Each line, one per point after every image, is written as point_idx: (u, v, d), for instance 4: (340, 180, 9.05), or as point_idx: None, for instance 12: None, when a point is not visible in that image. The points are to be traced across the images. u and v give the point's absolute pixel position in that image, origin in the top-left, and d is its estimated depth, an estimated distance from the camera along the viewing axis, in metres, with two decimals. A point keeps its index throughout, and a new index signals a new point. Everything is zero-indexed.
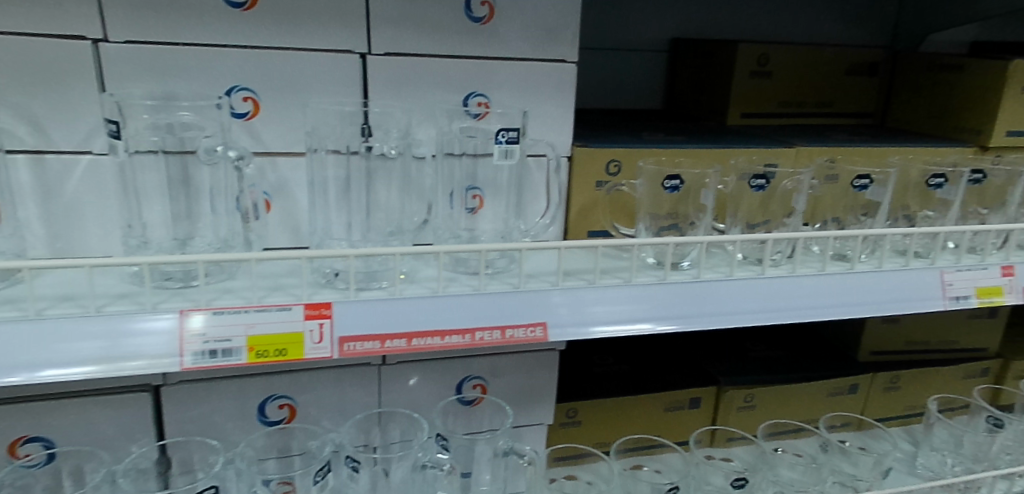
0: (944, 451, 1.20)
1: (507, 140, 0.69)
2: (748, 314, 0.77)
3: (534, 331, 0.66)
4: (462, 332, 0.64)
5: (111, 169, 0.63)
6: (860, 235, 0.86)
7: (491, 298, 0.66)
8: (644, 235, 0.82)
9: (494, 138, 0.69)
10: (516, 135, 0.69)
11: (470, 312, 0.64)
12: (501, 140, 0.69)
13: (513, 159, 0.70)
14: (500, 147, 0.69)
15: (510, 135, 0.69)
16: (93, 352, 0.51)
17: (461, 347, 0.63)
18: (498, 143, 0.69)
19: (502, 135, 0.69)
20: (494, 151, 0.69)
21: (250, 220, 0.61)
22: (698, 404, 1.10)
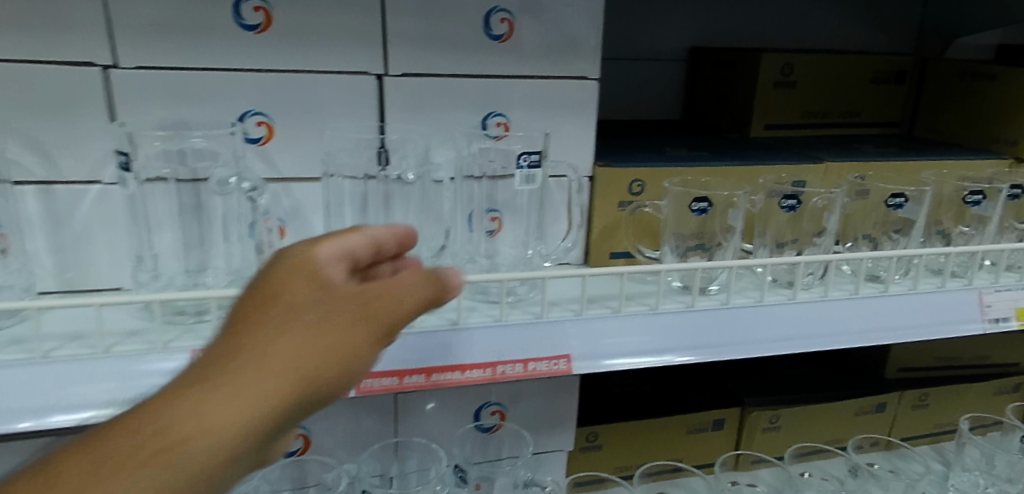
0: (977, 472, 1.17)
1: (529, 164, 0.68)
2: (779, 342, 0.74)
3: (557, 364, 0.65)
4: (483, 366, 0.63)
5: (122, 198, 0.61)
6: (896, 256, 0.82)
7: (512, 329, 0.64)
8: (670, 257, 0.79)
9: (515, 162, 0.68)
10: (538, 159, 0.68)
11: (490, 345, 0.63)
12: (523, 164, 0.68)
13: (535, 183, 0.69)
14: (523, 172, 0.68)
15: (532, 159, 0.68)
16: (100, 396, 0.49)
17: (483, 381, 0.63)
18: (520, 168, 0.68)
19: (524, 160, 0.68)
20: (516, 175, 0.68)
21: (265, 251, 0.58)
22: (723, 426, 1.07)
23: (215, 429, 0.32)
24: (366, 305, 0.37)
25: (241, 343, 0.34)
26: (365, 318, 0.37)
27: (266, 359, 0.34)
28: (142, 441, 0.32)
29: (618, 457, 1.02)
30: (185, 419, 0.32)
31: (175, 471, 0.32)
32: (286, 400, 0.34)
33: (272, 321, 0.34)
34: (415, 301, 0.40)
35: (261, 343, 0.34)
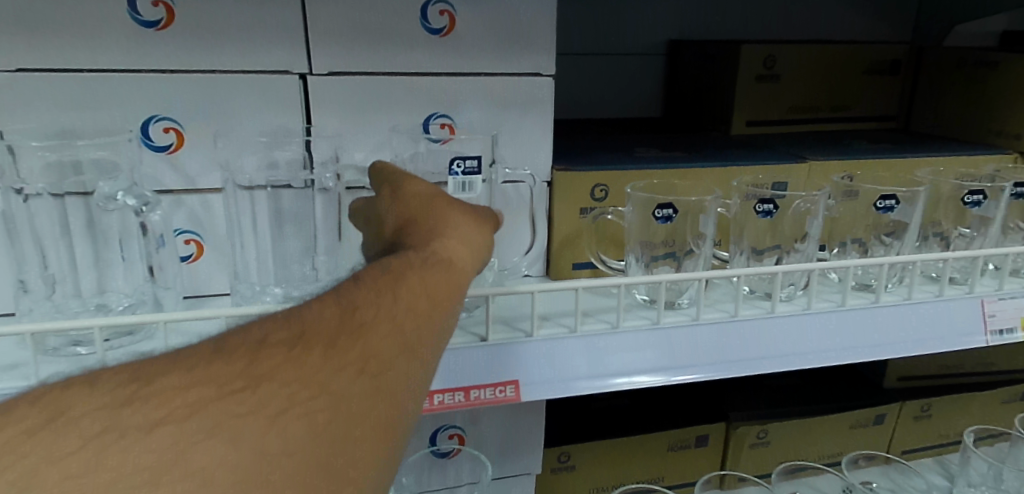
0: (983, 487, 1.07)
1: (465, 170, 0.61)
2: (751, 360, 0.68)
3: (503, 391, 0.60)
4: (420, 395, 0.59)
5: None
6: (886, 263, 0.75)
7: (453, 353, 0.60)
8: (635, 268, 0.73)
9: (448, 168, 0.60)
10: (474, 165, 0.61)
11: (428, 374, 0.59)
12: (457, 171, 0.61)
13: (471, 192, 0.62)
14: (458, 179, 0.61)
15: (469, 164, 0.61)
16: None
17: (419, 412, 0.59)
18: (455, 175, 0.61)
19: (459, 165, 0.61)
20: (449, 183, 0.61)
21: (159, 273, 0.54)
22: (706, 443, 1.00)
23: (456, 263, 0.47)
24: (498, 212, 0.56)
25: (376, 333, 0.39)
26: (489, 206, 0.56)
27: (463, 223, 0.51)
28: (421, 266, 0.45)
29: (595, 476, 0.96)
30: (416, 297, 0.42)
31: (437, 286, 0.44)
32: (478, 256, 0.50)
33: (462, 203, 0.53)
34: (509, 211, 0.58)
35: (464, 214, 0.52)
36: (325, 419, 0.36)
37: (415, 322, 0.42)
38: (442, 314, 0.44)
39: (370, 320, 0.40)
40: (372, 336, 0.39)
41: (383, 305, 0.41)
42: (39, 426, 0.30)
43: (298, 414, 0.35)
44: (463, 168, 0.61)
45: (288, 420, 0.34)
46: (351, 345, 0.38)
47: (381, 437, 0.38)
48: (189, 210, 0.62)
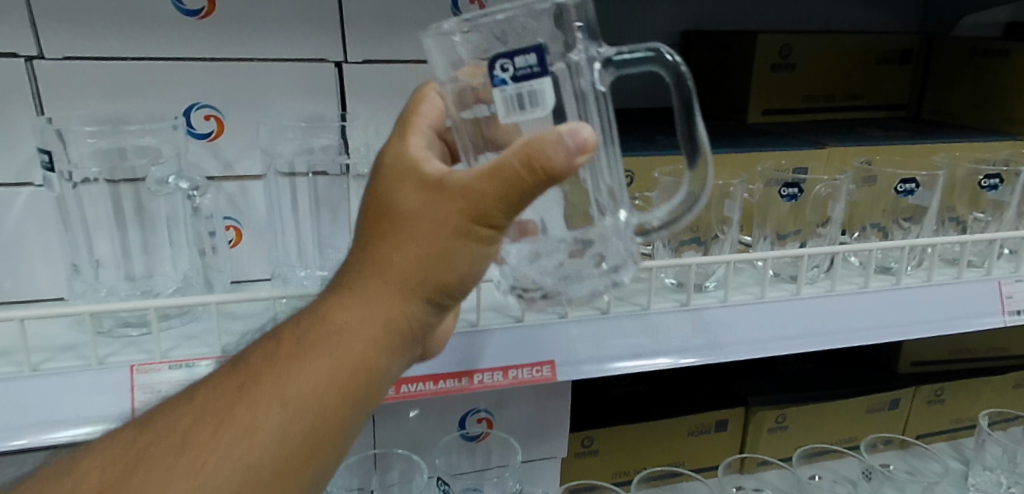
0: (999, 470, 1.08)
1: (518, 74, 0.39)
2: (778, 341, 0.69)
3: (540, 371, 0.62)
4: (459, 375, 0.61)
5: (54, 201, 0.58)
6: (907, 246, 0.76)
7: (491, 335, 0.62)
8: (662, 252, 0.74)
9: (491, 77, 0.40)
10: (529, 60, 0.39)
11: (469, 354, 0.61)
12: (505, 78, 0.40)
13: (536, 102, 0.40)
14: (510, 90, 0.40)
15: (519, 65, 0.39)
16: (22, 422, 0.44)
17: (457, 390, 0.61)
18: (502, 86, 0.40)
19: (504, 68, 0.39)
20: (498, 96, 0.41)
21: (209, 256, 0.56)
22: (726, 428, 1.02)
23: (353, 330, 0.42)
24: (475, 190, 0.40)
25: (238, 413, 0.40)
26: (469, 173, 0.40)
27: (408, 251, 0.41)
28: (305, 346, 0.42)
29: (617, 459, 0.97)
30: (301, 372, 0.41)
31: (314, 374, 0.41)
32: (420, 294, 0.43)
33: (411, 204, 0.42)
34: (499, 169, 0.38)
35: (400, 232, 0.41)
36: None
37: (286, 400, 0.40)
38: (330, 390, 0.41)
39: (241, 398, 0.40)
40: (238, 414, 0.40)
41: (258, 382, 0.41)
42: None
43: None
44: (513, 71, 0.39)
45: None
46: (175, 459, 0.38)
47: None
48: (228, 196, 0.63)
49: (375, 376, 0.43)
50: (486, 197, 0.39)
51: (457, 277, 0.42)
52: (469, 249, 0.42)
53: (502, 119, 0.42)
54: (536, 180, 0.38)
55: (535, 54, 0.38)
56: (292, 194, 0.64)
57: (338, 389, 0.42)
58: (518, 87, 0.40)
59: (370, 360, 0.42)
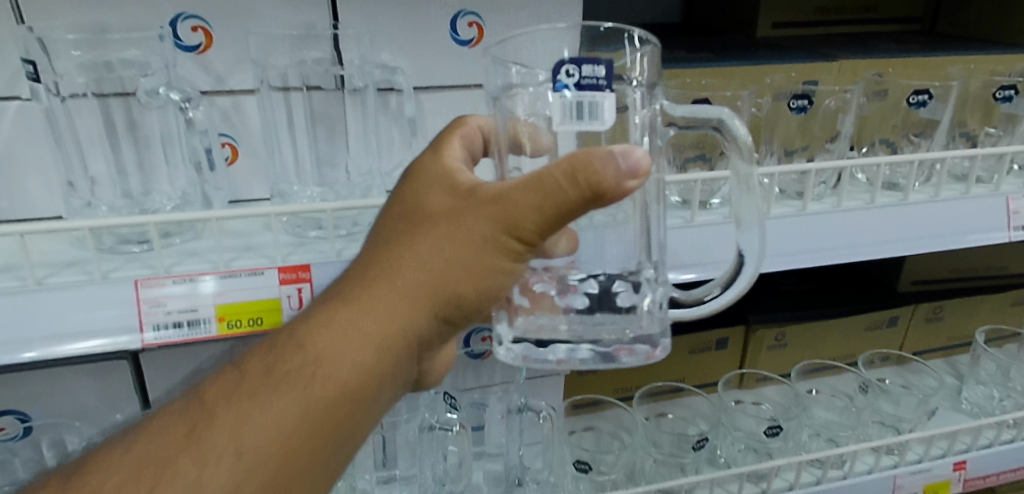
0: (991, 385, 1.10)
1: (582, 81, 0.41)
2: (782, 256, 0.69)
3: None
4: None
5: (42, 117, 0.57)
6: (917, 161, 0.74)
7: None
8: (667, 170, 0.73)
9: (554, 78, 0.41)
10: (596, 72, 0.40)
11: None
12: (569, 82, 0.41)
13: (593, 114, 0.41)
14: (571, 97, 0.41)
15: (587, 73, 0.40)
16: (36, 335, 0.45)
17: None
18: (563, 91, 0.41)
19: (569, 74, 0.41)
20: (556, 100, 0.41)
21: (205, 171, 0.55)
22: (726, 345, 1.03)
23: (379, 330, 0.45)
24: (508, 202, 0.41)
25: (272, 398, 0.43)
26: (507, 188, 0.42)
27: (436, 253, 0.44)
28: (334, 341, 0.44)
29: (618, 376, 0.99)
30: (326, 363, 0.44)
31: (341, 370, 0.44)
32: (447, 297, 0.45)
33: (440, 214, 0.44)
34: (539, 182, 0.40)
35: (431, 234, 0.44)
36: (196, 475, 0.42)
37: (314, 392, 0.44)
38: (352, 385, 0.45)
39: (274, 384, 0.44)
40: (271, 402, 0.44)
41: (292, 370, 0.44)
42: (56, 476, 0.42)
43: (175, 474, 0.41)
44: (578, 78, 0.41)
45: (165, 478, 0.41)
46: (218, 437, 0.42)
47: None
48: (222, 112, 0.61)
49: (388, 381, 0.47)
50: (522, 208, 0.41)
51: (484, 286, 0.45)
52: (497, 260, 0.43)
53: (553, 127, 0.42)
54: (579, 193, 0.39)
55: (603, 66, 0.40)
56: (287, 110, 0.62)
57: (353, 392, 0.45)
58: (578, 95, 0.41)
59: (385, 365, 0.45)
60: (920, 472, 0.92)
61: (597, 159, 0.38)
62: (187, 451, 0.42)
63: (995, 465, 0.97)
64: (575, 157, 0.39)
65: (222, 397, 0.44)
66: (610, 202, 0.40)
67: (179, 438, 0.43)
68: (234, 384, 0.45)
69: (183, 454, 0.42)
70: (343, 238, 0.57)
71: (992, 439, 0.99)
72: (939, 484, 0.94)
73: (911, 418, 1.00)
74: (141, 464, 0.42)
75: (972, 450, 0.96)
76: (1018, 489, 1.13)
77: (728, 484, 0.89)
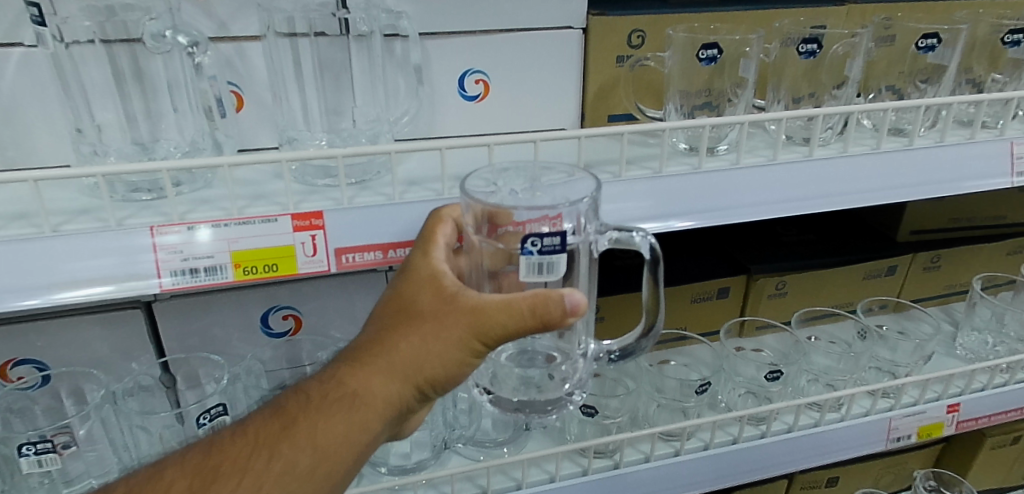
0: (985, 331, 1.12)
1: (543, 249, 0.48)
2: (789, 203, 0.69)
3: None
4: None
5: (46, 65, 0.58)
6: (923, 106, 0.74)
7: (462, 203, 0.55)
8: (674, 117, 0.73)
9: (521, 245, 0.48)
10: (555, 244, 0.48)
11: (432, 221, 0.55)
12: (532, 250, 0.48)
13: (550, 273, 0.49)
14: (534, 259, 0.49)
15: (547, 243, 0.48)
16: (55, 281, 0.46)
17: None
18: (528, 255, 0.48)
19: (533, 244, 0.48)
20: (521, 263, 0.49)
21: (215, 118, 0.56)
22: (727, 294, 1.04)
23: (366, 411, 0.52)
24: (481, 313, 0.49)
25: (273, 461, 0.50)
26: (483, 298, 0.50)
27: (417, 347, 0.51)
28: (328, 417, 0.52)
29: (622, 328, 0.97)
30: (319, 436, 0.51)
31: (331, 443, 0.52)
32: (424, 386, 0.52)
33: (426, 312, 0.51)
34: (509, 306, 0.48)
35: (416, 330, 0.51)
36: None
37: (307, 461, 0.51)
38: (339, 457, 0.52)
39: (275, 450, 0.51)
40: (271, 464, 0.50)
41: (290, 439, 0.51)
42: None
43: None
44: (540, 246, 0.48)
45: None
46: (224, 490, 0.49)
47: None
48: (225, 59, 0.61)
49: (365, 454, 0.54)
50: (492, 321, 0.48)
51: (454, 378, 0.52)
52: (466, 359, 0.51)
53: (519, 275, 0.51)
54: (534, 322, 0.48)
55: (559, 236, 0.48)
56: (291, 57, 0.61)
57: (338, 462, 0.52)
58: (540, 260, 0.49)
59: (388, 425, 0.54)
60: (914, 414, 0.95)
61: (553, 299, 0.47)
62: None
63: (986, 407, 0.99)
64: (539, 294, 0.48)
65: (291, 414, 0.53)
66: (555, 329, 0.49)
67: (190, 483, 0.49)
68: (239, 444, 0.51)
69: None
70: (355, 187, 0.57)
71: (985, 383, 1.01)
72: (932, 425, 0.97)
73: (907, 364, 1.01)
74: (183, 482, 0.49)
75: (965, 393, 0.99)
76: (1006, 432, 1.16)
77: (728, 427, 0.91)
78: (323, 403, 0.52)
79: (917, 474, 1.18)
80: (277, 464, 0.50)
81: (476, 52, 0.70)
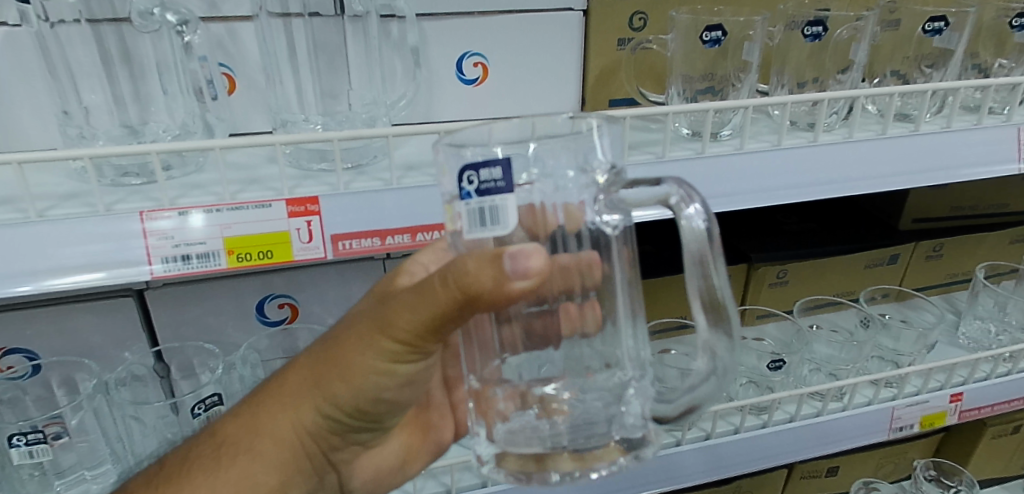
0: (988, 320, 1.11)
1: (481, 186, 0.39)
2: (791, 190, 0.67)
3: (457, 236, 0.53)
4: (410, 230, 0.52)
5: (32, 45, 0.57)
6: (930, 90, 0.72)
7: None
8: (676, 101, 0.71)
9: (458, 186, 0.40)
10: (492, 180, 0.38)
11: (426, 205, 0.52)
12: (469, 189, 0.39)
13: (491, 224, 0.39)
14: (473, 204, 0.40)
15: (484, 178, 0.39)
16: (43, 267, 0.45)
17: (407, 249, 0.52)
18: (467, 198, 0.40)
19: (471, 181, 0.39)
20: (463, 211, 0.40)
21: (206, 100, 0.55)
22: (728, 283, 1.03)
23: (309, 402, 0.54)
24: (401, 301, 0.45)
25: (224, 452, 0.54)
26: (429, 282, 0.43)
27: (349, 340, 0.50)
28: (279, 409, 0.54)
29: None
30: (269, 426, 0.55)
31: (281, 433, 0.55)
32: (357, 378, 0.51)
33: (362, 310, 0.51)
34: (424, 286, 0.43)
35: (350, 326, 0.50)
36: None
37: (258, 449, 0.54)
38: (286, 445, 0.55)
39: (231, 441, 0.54)
40: (225, 453, 0.54)
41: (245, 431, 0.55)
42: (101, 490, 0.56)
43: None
44: (478, 183, 0.39)
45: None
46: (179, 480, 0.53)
47: None
48: (216, 41, 0.60)
49: (315, 443, 0.56)
50: (410, 307, 0.44)
51: (386, 370, 0.50)
52: (393, 348, 0.47)
53: (468, 234, 0.41)
54: (452, 295, 0.41)
55: (499, 169, 0.38)
56: (284, 39, 0.60)
57: (286, 449, 0.55)
58: (480, 204, 0.39)
59: (333, 416, 0.54)
60: (917, 403, 0.94)
61: (467, 265, 0.40)
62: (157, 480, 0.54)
63: (989, 397, 0.99)
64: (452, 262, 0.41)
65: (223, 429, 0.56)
66: (483, 305, 0.40)
67: (161, 471, 0.55)
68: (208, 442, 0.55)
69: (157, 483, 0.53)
70: (351, 171, 0.56)
71: (988, 371, 1.00)
72: (934, 415, 0.96)
73: (909, 353, 1.01)
74: (157, 469, 0.55)
75: (969, 382, 0.98)
76: (1006, 422, 1.16)
77: (730, 417, 0.90)
78: (256, 415, 0.55)
79: (917, 464, 1.17)
80: (227, 458, 0.54)
81: (474, 35, 0.69)
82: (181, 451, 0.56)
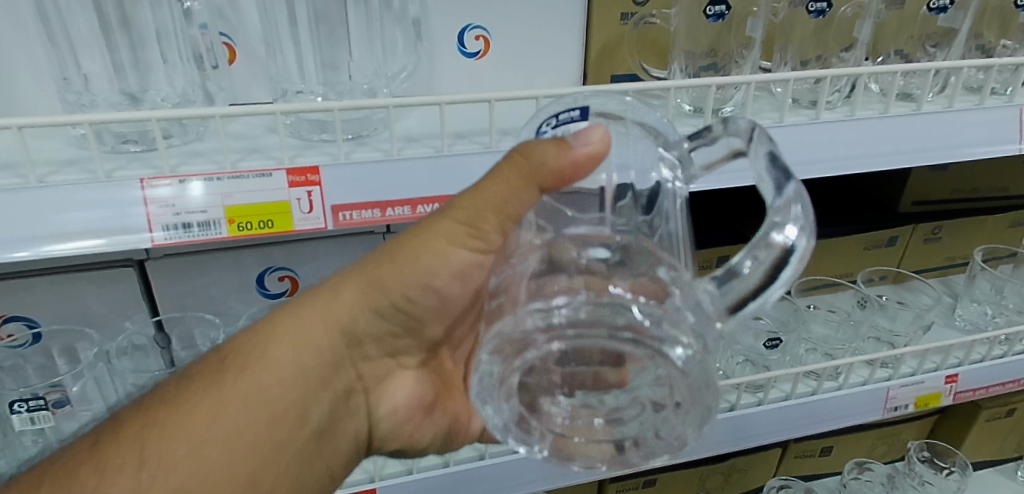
0: (985, 302, 1.11)
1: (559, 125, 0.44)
2: (793, 166, 0.67)
3: None
4: (410, 203, 0.52)
5: (29, 9, 0.56)
6: (933, 69, 0.71)
7: (455, 160, 0.53)
8: (678, 77, 0.70)
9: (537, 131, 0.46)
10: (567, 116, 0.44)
11: (426, 178, 0.52)
12: (546, 131, 0.45)
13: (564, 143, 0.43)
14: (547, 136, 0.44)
15: (562, 118, 0.44)
16: (42, 232, 0.45)
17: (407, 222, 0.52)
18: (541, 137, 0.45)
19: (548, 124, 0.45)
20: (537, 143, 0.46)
21: (206, 68, 0.58)
22: None
23: (371, 285, 0.51)
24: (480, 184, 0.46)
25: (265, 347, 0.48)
26: (524, 211, 0.46)
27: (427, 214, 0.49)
28: (340, 299, 0.51)
29: None
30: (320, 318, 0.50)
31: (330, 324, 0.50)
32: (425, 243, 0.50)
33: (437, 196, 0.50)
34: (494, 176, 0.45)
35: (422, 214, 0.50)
36: (195, 395, 0.46)
37: (305, 339, 0.49)
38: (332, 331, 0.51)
39: (280, 335, 0.49)
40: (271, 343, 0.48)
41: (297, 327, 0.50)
42: (96, 432, 0.44)
43: (185, 394, 0.46)
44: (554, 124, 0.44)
45: (168, 403, 0.45)
46: (226, 378, 0.46)
47: (237, 422, 0.45)
48: (217, 10, 0.60)
49: (357, 332, 0.52)
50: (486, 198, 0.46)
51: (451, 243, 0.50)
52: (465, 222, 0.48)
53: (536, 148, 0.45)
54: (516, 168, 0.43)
55: (578, 111, 0.44)
56: (285, 7, 0.60)
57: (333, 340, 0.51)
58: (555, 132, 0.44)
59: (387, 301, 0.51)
60: (911, 383, 0.94)
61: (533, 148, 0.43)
62: (199, 383, 0.46)
63: (985, 378, 0.99)
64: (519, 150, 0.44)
65: (263, 327, 0.50)
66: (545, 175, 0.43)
67: (195, 378, 0.47)
68: (247, 344, 0.49)
69: (201, 385, 0.46)
70: (351, 142, 0.56)
71: (984, 354, 1.00)
72: (929, 396, 0.97)
73: (905, 333, 1.02)
74: (180, 382, 0.47)
75: (964, 364, 0.98)
76: (1001, 405, 1.16)
77: (727, 394, 0.91)
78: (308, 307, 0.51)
79: (910, 445, 1.19)
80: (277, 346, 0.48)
81: (475, 7, 0.68)
82: (208, 366, 0.48)
